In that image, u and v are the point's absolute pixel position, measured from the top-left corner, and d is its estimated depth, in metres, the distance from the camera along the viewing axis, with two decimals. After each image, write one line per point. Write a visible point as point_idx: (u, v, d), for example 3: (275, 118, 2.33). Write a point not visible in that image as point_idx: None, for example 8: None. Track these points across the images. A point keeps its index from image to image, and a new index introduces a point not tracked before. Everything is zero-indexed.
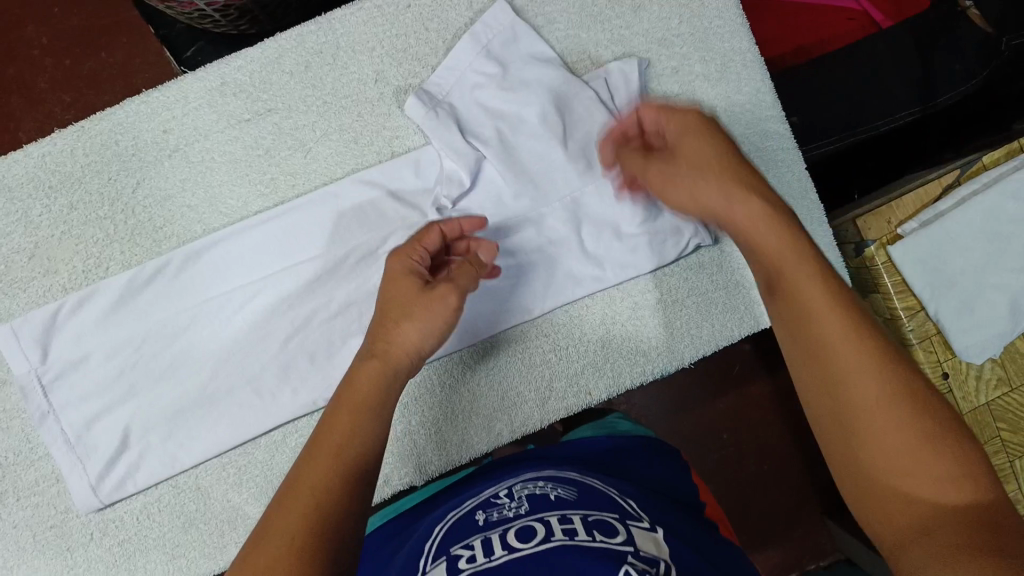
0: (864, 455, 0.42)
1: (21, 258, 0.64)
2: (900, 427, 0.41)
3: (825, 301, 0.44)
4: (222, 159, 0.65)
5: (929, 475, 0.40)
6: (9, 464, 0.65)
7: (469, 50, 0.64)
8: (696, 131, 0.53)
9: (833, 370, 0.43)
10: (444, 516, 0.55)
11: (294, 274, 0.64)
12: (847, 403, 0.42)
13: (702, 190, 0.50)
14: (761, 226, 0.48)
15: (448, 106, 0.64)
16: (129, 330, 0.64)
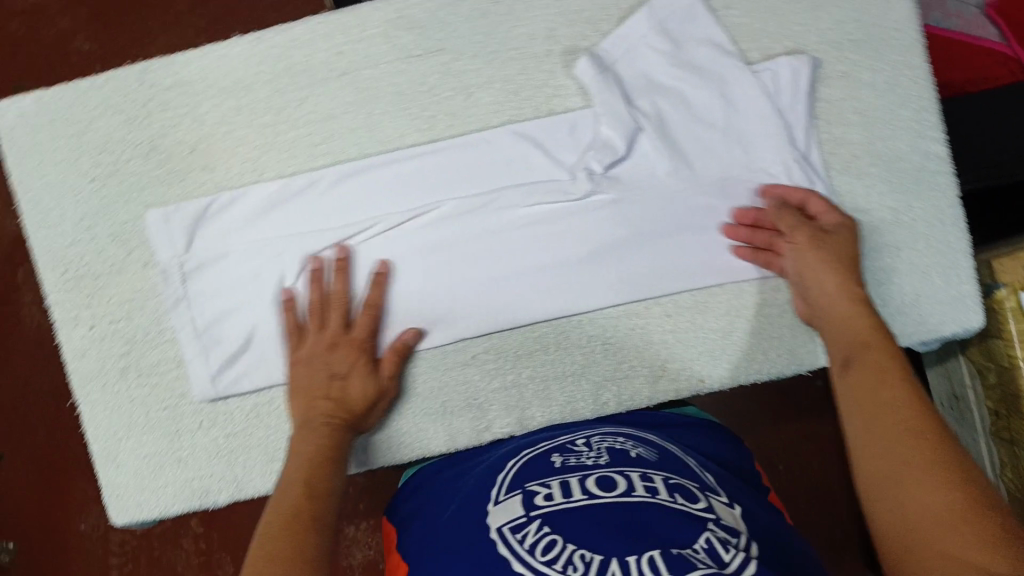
0: (900, 490, 0.47)
1: (183, 150, 0.67)
2: (935, 473, 0.45)
3: (875, 370, 0.54)
4: (387, 90, 0.66)
5: (937, 494, 0.45)
6: (137, 342, 0.68)
7: (645, 23, 0.65)
8: (809, 234, 0.61)
9: (875, 418, 0.51)
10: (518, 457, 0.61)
11: (439, 211, 0.67)
12: (895, 443, 0.49)
13: (808, 263, 0.61)
14: (846, 306, 0.59)
15: (616, 73, 0.65)
16: (273, 237, 0.67)
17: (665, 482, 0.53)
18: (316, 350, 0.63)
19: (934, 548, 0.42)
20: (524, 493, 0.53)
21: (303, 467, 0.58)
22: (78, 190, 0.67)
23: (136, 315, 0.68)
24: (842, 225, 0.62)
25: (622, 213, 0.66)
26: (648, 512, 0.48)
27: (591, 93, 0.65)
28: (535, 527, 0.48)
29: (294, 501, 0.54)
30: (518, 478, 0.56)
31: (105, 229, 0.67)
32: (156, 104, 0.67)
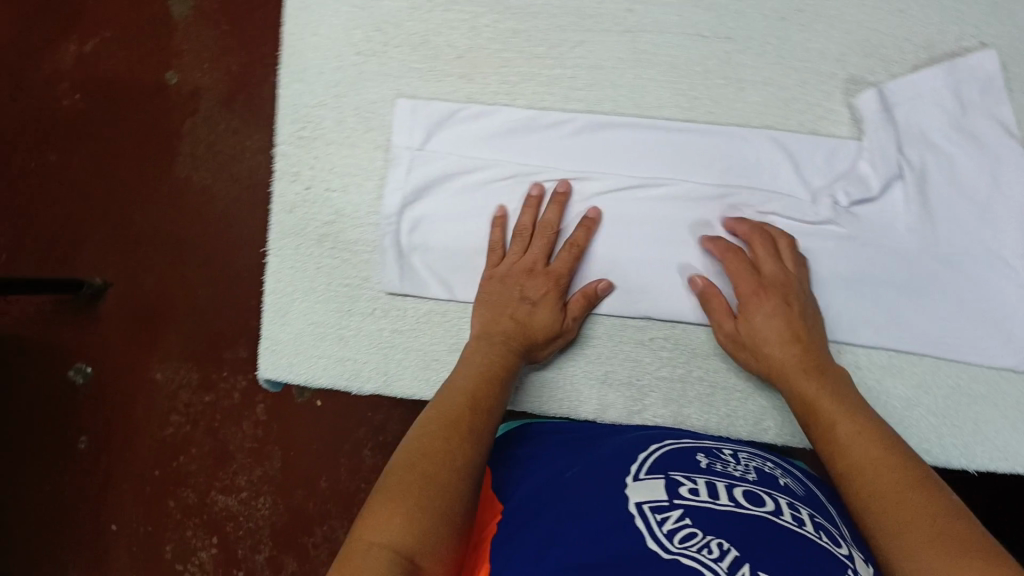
0: (874, 515, 0.46)
1: (449, 53, 0.68)
2: (935, 521, 0.44)
3: (847, 430, 0.53)
4: (663, 58, 0.66)
5: (913, 514, 0.44)
6: (344, 216, 0.70)
7: (940, 78, 0.64)
8: (788, 245, 0.64)
9: (862, 480, 0.49)
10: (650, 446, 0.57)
11: (672, 190, 0.67)
12: (894, 497, 0.46)
13: (766, 326, 0.61)
14: (801, 372, 0.59)
15: (895, 117, 0.64)
16: (505, 162, 0.68)
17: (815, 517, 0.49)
18: (515, 265, 0.65)
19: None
20: (669, 480, 0.50)
21: (461, 386, 0.56)
22: (341, 58, 0.69)
23: (352, 191, 0.70)
24: (787, 271, 0.63)
25: (851, 251, 0.65)
26: (795, 533, 0.44)
27: (864, 127, 0.65)
28: (676, 512, 0.45)
29: (450, 410, 0.53)
30: (662, 464, 0.53)
31: (352, 103, 0.69)
32: (441, 2, 0.68)
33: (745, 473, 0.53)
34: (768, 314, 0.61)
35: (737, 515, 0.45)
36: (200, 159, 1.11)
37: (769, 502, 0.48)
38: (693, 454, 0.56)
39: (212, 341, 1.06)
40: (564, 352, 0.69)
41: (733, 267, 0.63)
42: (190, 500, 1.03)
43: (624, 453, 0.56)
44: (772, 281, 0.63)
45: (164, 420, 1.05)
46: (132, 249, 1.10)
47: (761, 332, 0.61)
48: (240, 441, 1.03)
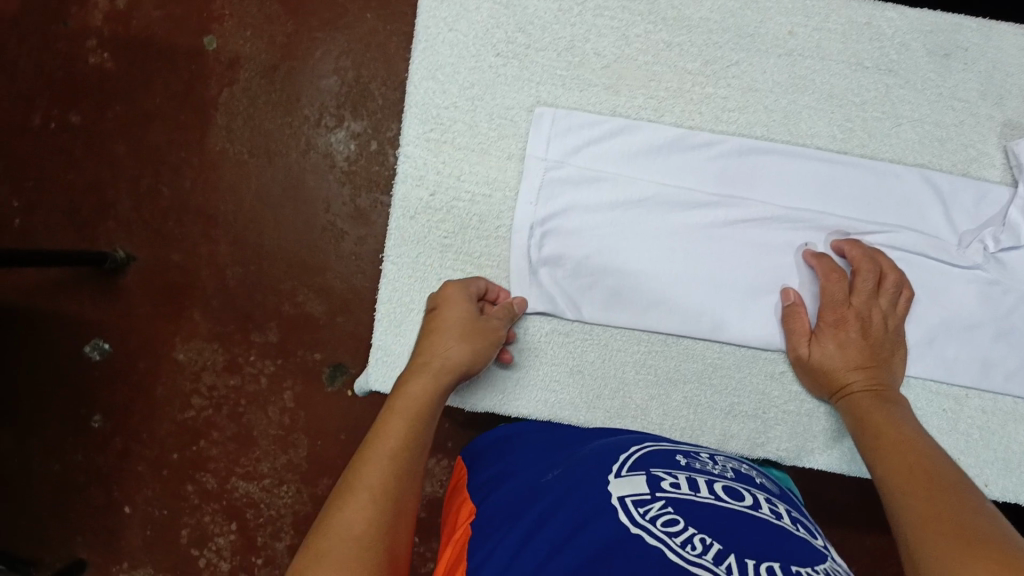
0: (915, 533, 0.45)
1: (597, 62, 0.65)
2: (939, 498, 0.48)
3: (896, 449, 0.55)
4: (820, 86, 0.64)
5: (945, 532, 0.44)
6: (471, 228, 0.65)
7: None
8: (891, 282, 0.62)
9: (899, 480, 0.52)
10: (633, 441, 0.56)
11: (821, 222, 0.64)
12: (909, 479, 0.51)
13: (848, 351, 0.62)
14: (868, 393, 0.60)
15: None
16: (644, 179, 0.64)
17: (790, 514, 0.48)
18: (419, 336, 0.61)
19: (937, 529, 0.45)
20: (650, 478, 0.48)
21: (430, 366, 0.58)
22: (480, 57, 0.65)
23: (481, 201, 0.65)
24: (877, 306, 0.62)
25: (990, 297, 0.64)
26: (766, 528, 0.43)
27: (1019, 174, 0.63)
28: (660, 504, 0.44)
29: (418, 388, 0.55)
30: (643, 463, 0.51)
31: (486, 108, 0.65)
32: (592, 7, 0.65)
33: (724, 472, 0.53)
34: (844, 346, 0.62)
35: (717, 510, 0.44)
36: (239, 128, 0.85)
37: (748, 500, 0.47)
38: (673, 452, 0.55)
39: (246, 323, 0.84)
40: (691, 381, 0.66)
41: (827, 291, 0.63)
42: (208, 485, 0.85)
43: (606, 450, 0.54)
44: (851, 309, 0.62)
45: (185, 402, 0.85)
46: (160, 222, 0.85)
47: (846, 348, 0.62)
48: (267, 427, 0.84)
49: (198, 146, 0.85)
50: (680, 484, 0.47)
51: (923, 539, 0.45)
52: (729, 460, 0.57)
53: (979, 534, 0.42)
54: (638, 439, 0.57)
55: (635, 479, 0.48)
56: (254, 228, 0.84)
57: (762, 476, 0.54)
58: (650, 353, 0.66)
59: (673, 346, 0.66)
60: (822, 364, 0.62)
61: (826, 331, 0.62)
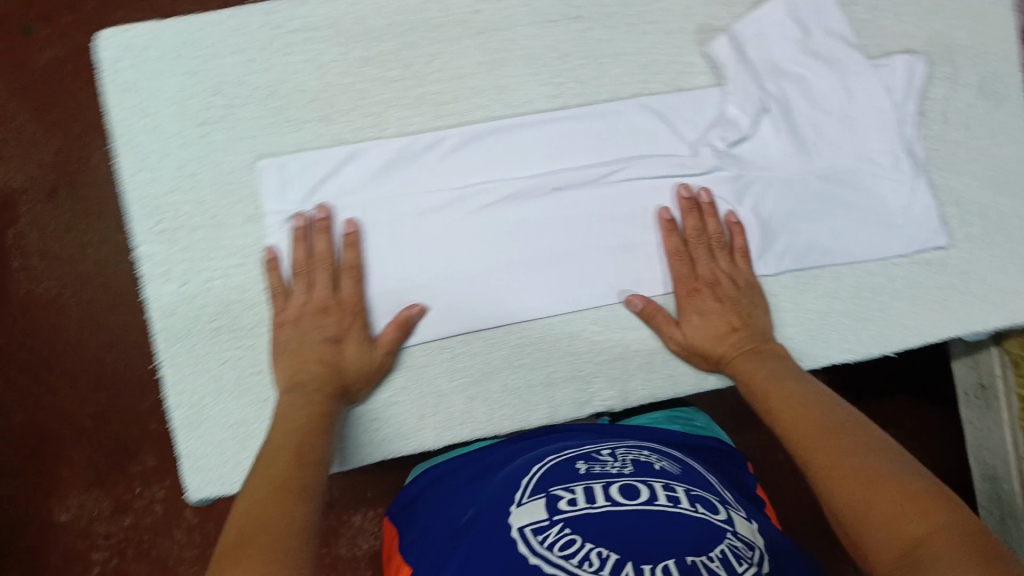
0: (837, 485, 0.45)
1: (300, 98, 0.63)
2: (853, 450, 0.46)
3: (793, 408, 0.53)
4: (520, 53, 0.65)
5: (869, 480, 0.44)
6: (235, 303, 0.65)
7: (780, 8, 0.66)
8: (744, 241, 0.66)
9: (805, 427, 0.51)
10: (535, 461, 0.60)
11: (562, 179, 0.66)
12: (814, 436, 0.49)
13: (711, 317, 0.64)
14: (744, 355, 0.62)
15: (748, 55, 0.66)
16: (389, 195, 0.65)
17: (687, 493, 0.54)
18: (308, 307, 0.62)
19: (857, 496, 0.43)
20: (548, 497, 0.53)
21: (300, 383, 0.59)
22: (184, 133, 0.63)
23: (235, 272, 0.65)
24: (726, 270, 0.65)
25: (741, 191, 0.68)
26: (664, 520, 0.49)
27: (722, 74, 0.67)
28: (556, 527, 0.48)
29: (302, 406, 0.57)
30: (545, 479, 0.56)
31: (208, 180, 0.63)
32: (279, 46, 0.63)
33: (620, 467, 0.57)
34: (709, 313, 0.64)
35: (617, 517, 0.50)
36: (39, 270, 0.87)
37: (643, 494, 0.53)
38: (573, 461, 0.59)
39: (116, 457, 0.85)
40: (502, 366, 0.68)
41: (704, 270, 0.65)
42: None
43: (508, 482, 0.57)
44: (681, 266, 0.65)
45: (86, 561, 0.84)
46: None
47: (706, 311, 0.64)
48: (179, 551, 0.84)
49: (17, 311, 0.87)
50: (576, 497, 0.53)
51: (845, 495, 0.44)
52: (627, 451, 0.61)
53: (894, 493, 0.42)
54: (541, 456, 0.61)
55: (535, 503, 0.52)
56: (92, 356, 0.86)
57: (661, 458, 0.60)
58: (449, 364, 0.67)
59: (464, 351, 0.67)
60: (691, 341, 0.64)
61: (700, 295, 0.64)
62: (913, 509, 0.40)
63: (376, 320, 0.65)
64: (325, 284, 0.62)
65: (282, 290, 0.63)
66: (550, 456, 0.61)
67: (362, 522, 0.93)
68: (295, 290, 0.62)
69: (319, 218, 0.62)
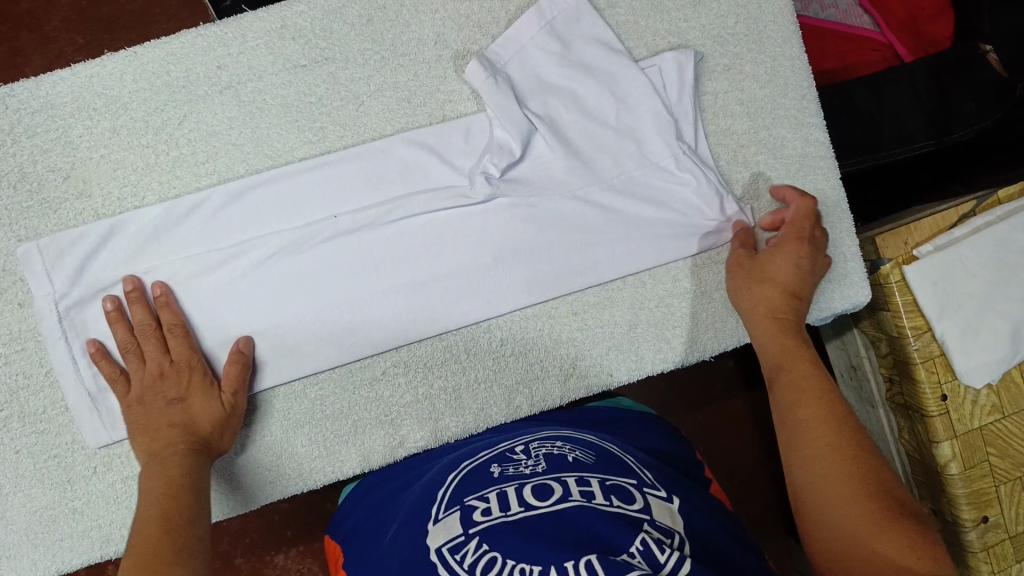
0: (839, 520, 0.50)
1: (55, 177, 0.63)
2: (852, 481, 0.51)
3: (799, 392, 0.57)
4: (273, 102, 0.64)
5: (874, 536, 0.48)
6: (21, 389, 0.64)
7: (531, 22, 0.65)
8: (800, 242, 0.63)
9: (816, 431, 0.54)
10: (455, 468, 0.57)
11: (335, 226, 0.64)
12: (803, 446, 0.54)
13: (761, 287, 0.62)
14: (786, 318, 0.61)
15: (506, 75, 0.65)
16: (159, 265, 0.63)
17: (602, 484, 0.50)
18: (145, 380, 0.61)
19: (841, 541, 0.49)
20: (463, 510, 0.50)
21: (169, 465, 0.57)
22: None
23: (16, 357, 0.64)
24: (792, 257, 0.63)
25: (524, 214, 0.66)
26: (586, 517, 0.46)
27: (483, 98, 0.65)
28: (472, 545, 0.46)
29: (163, 497, 0.55)
30: (458, 491, 0.53)
31: None
32: (23, 130, 0.62)
33: (534, 466, 0.54)
34: (788, 260, 0.62)
35: (533, 522, 0.47)
36: None
37: (556, 490, 0.49)
38: (488, 465, 0.56)
39: None
40: (306, 422, 0.66)
41: (780, 265, 0.62)
42: None
43: (425, 496, 0.55)
44: (793, 229, 0.64)
45: None
46: None
47: (781, 268, 0.62)
48: None
49: None
50: (490, 505, 0.49)
51: (850, 534, 0.49)
52: (543, 444, 0.58)
53: (888, 544, 0.47)
54: (457, 466, 0.58)
55: (450, 519, 0.49)
56: None
57: (576, 447, 0.56)
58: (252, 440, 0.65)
59: (265, 422, 0.66)
60: (743, 303, 0.64)
61: (761, 262, 0.63)
62: (898, 557, 0.47)
63: None
64: (159, 355, 0.61)
65: (119, 373, 0.61)
66: (467, 463, 0.58)
67: (286, 560, 0.92)
68: (130, 367, 0.61)
69: (126, 291, 0.61)
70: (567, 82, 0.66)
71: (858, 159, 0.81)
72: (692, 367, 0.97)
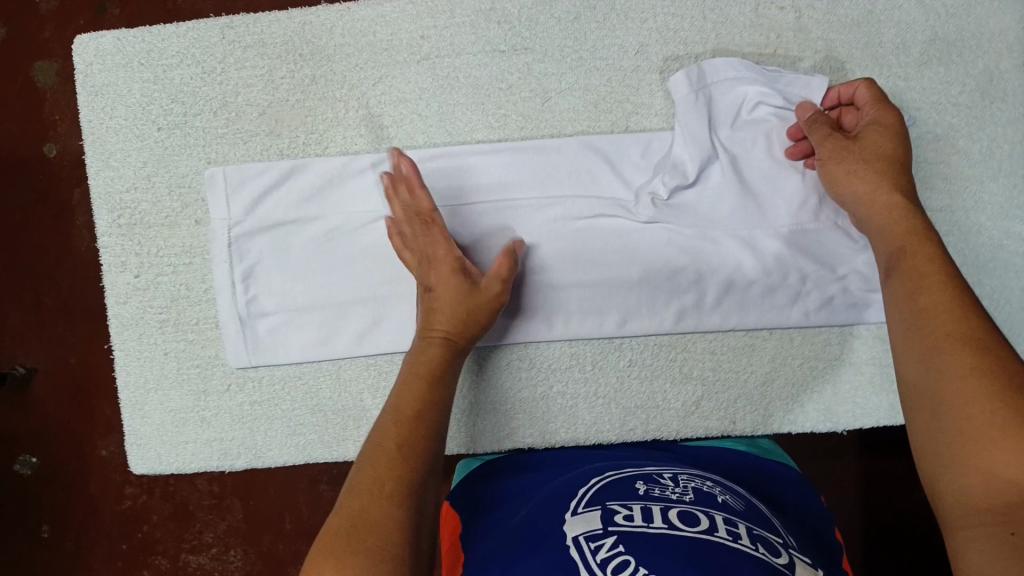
0: (949, 429, 0.41)
1: (252, 111, 0.66)
2: (986, 383, 0.41)
3: (923, 281, 0.49)
4: (465, 81, 0.65)
5: (1000, 424, 0.39)
6: (181, 298, 0.69)
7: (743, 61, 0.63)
8: (890, 110, 0.59)
9: (921, 331, 0.46)
10: (602, 474, 0.55)
11: (499, 215, 0.65)
12: (924, 339, 0.45)
13: (860, 179, 0.57)
14: (891, 215, 0.54)
15: (707, 94, 0.63)
16: (327, 213, 0.66)
17: (751, 532, 0.46)
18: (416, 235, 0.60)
19: (958, 449, 0.40)
20: (604, 509, 0.48)
21: (418, 389, 0.55)
22: (145, 135, 0.67)
23: (184, 270, 0.68)
24: (888, 139, 0.57)
25: (681, 240, 0.64)
26: (724, 554, 0.42)
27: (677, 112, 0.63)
28: (610, 541, 0.44)
29: (414, 400, 0.54)
30: (598, 495, 0.50)
31: (163, 181, 0.68)
32: (233, 61, 0.66)
33: (682, 492, 0.51)
34: (862, 175, 0.57)
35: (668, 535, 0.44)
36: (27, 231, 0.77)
37: (702, 522, 0.45)
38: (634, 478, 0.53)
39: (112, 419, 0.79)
40: None
41: (867, 149, 0.57)
42: (163, 566, 0.80)
43: (562, 491, 0.53)
44: (888, 155, 0.57)
45: (118, 494, 0.80)
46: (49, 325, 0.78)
47: (876, 147, 0.57)
48: (199, 497, 0.80)
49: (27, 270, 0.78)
50: (632, 513, 0.47)
51: (943, 444, 0.41)
52: (691, 478, 0.54)
53: (1002, 453, 0.38)
54: (598, 472, 0.56)
55: (589, 514, 0.47)
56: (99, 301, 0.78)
57: (727, 491, 0.52)
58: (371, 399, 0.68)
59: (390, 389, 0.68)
60: (844, 201, 0.58)
61: (849, 153, 0.58)
62: (1007, 470, 0.37)
63: (306, 330, 0.68)
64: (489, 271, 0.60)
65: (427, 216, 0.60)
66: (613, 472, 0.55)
67: None
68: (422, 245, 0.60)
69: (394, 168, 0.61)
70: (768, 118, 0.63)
71: None
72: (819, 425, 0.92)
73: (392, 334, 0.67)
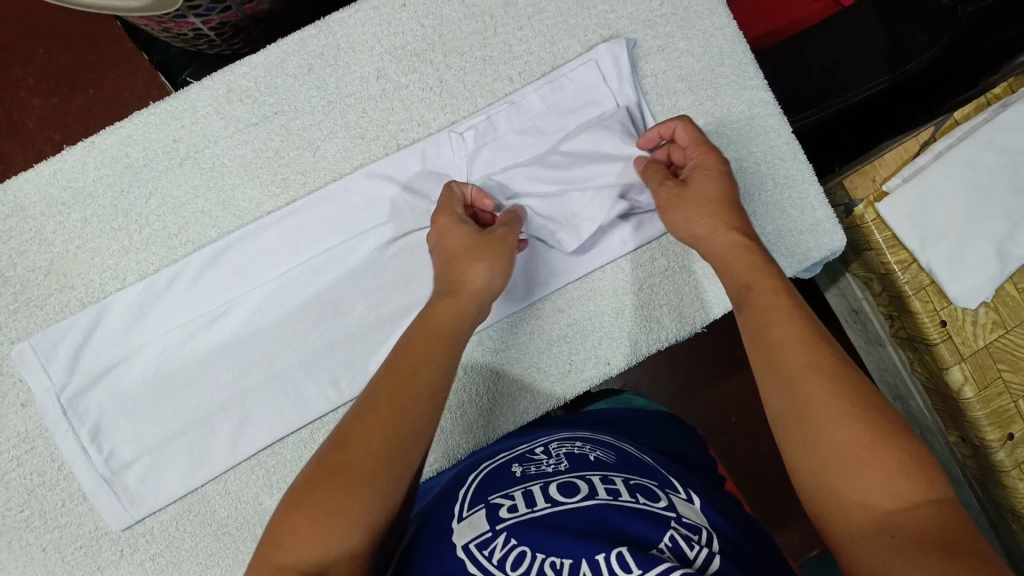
0: (816, 442, 0.44)
1: (36, 276, 0.65)
2: (836, 392, 0.45)
3: (771, 294, 0.52)
4: (233, 164, 0.66)
5: (856, 435, 0.43)
6: (37, 488, 0.65)
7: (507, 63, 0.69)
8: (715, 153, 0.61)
9: (771, 339, 0.49)
10: (482, 469, 0.57)
11: (316, 272, 0.66)
12: (776, 348, 0.49)
13: (710, 178, 0.59)
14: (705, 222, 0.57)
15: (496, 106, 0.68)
16: (151, 339, 0.65)
17: (627, 483, 0.50)
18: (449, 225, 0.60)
19: (825, 463, 0.43)
20: (488, 507, 0.49)
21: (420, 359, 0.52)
22: None
23: (28, 457, 0.65)
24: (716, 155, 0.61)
25: None
26: (616, 515, 0.46)
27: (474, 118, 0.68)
28: (500, 539, 0.45)
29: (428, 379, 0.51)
30: (479, 493, 0.52)
31: None
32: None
33: (557, 464, 0.54)
34: (708, 173, 0.60)
35: (558, 518, 0.46)
36: None
37: (582, 490, 0.49)
38: (511, 465, 0.56)
39: None
40: None
41: (700, 192, 0.59)
42: None
43: (444, 492, 0.56)
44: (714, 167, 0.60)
45: None
46: None
47: (705, 158, 0.60)
48: None
49: None
50: (515, 503, 0.49)
51: (806, 454, 0.44)
52: (562, 443, 0.58)
53: (877, 476, 0.42)
54: (476, 468, 0.58)
55: (475, 516, 0.48)
56: None
57: (596, 447, 0.56)
58: (264, 500, 0.66)
59: (282, 478, 0.66)
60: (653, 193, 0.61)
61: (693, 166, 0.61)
62: (874, 490, 0.42)
63: (178, 460, 0.65)
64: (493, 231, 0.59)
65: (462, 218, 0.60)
66: (492, 464, 0.57)
67: None
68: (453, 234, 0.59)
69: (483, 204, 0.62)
70: (529, 87, 0.68)
71: (821, 105, 0.78)
72: (704, 340, 0.97)
73: (263, 424, 0.66)
